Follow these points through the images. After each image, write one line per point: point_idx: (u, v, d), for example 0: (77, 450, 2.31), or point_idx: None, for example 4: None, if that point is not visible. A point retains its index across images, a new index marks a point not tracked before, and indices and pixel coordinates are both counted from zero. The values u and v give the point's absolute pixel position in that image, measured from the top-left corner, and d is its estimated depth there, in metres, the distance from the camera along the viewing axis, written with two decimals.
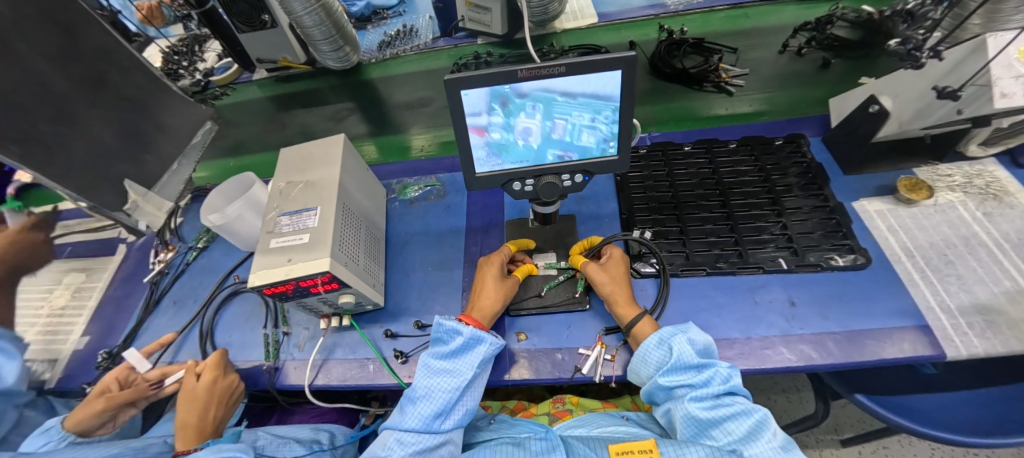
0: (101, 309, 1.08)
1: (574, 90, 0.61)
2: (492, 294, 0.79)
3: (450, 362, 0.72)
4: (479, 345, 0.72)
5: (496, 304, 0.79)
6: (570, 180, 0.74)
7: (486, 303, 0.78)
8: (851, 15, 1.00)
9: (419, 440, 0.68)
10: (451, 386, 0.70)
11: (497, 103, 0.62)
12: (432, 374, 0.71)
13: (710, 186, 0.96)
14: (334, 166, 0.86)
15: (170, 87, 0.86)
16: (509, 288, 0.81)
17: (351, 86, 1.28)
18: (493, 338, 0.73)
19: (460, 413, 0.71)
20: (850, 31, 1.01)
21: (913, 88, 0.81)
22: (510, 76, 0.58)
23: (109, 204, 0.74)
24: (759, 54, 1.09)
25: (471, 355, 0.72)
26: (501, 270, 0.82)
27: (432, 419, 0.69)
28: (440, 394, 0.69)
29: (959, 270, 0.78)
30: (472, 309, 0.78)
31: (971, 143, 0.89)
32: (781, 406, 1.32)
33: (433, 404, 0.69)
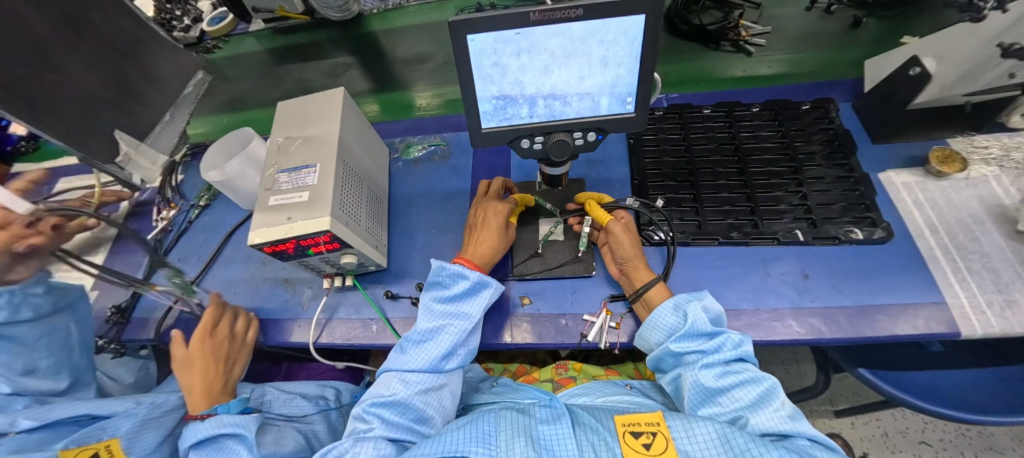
0: (107, 264, 1.08)
1: (594, 40, 0.56)
2: (490, 243, 0.78)
3: (455, 306, 0.72)
4: (485, 290, 0.73)
5: (495, 254, 0.78)
6: (581, 138, 0.70)
7: (484, 251, 0.77)
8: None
9: (424, 380, 0.68)
10: (459, 328, 0.70)
11: (510, 51, 0.57)
12: (438, 316, 0.72)
13: (727, 152, 0.91)
14: (334, 121, 0.82)
15: (157, 32, 0.81)
16: (507, 236, 0.80)
17: (351, 38, 1.21)
18: (496, 283, 0.74)
19: (464, 355, 0.72)
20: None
21: (964, 47, 0.76)
22: (525, 20, 0.52)
23: (100, 156, 0.71)
24: (785, 11, 1.07)
25: (477, 299, 0.73)
26: (505, 219, 0.80)
27: (438, 360, 0.69)
28: (446, 335, 0.70)
29: (986, 247, 0.74)
30: (471, 254, 0.78)
31: (1013, 115, 0.82)
32: (778, 377, 1.33)
33: (440, 346, 0.69)
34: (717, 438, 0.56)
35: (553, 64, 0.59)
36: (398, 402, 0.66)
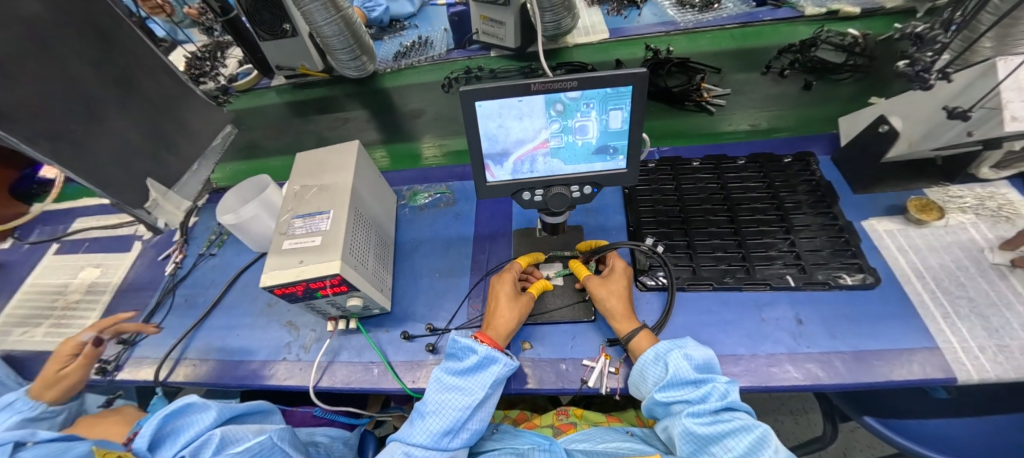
0: (114, 303, 1.11)
1: (589, 105, 0.63)
2: (507, 313, 0.79)
3: (463, 379, 0.72)
4: (494, 365, 0.72)
5: (514, 323, 0.79)
6: (578, 191, 0.75)
7: (501, 322, 0.78)
8: (835, 39, 1.05)
9: (425, 456, 0.68)
10: (462, 404, 0.70)
11: (512, 114, 0.63)
12: (443, 389, 0.72)
13: (717, 202, 0.97)
14: (347, 171, 0.88)
15: (195, 92, 0.89)
16: (523, 303, 0.81)
17: (366, 94, 1.31)
18: (507, 359, 0.73)
19: (469, 432, 0.71)
20: (836, 55, 1.05)
21: (923, 108, 0.83)
22: (523, 89, 0.59)
23: (131, 201, 0.77)
24: (744, 75, 1.15)
25: (485, 374, 0.72)
26: (514, 288, 0.82)
27: (440, 437, 0.69)
28: (450, 410, 0.69)
29: (971, 292, 0.77)
30: (487, 327, 0.78)
31: (983, 167, 0.87)
32: (787, 428, 1.30)
33: (442, 421, 0.69)
34: None
35: (552, 126, 0.65)
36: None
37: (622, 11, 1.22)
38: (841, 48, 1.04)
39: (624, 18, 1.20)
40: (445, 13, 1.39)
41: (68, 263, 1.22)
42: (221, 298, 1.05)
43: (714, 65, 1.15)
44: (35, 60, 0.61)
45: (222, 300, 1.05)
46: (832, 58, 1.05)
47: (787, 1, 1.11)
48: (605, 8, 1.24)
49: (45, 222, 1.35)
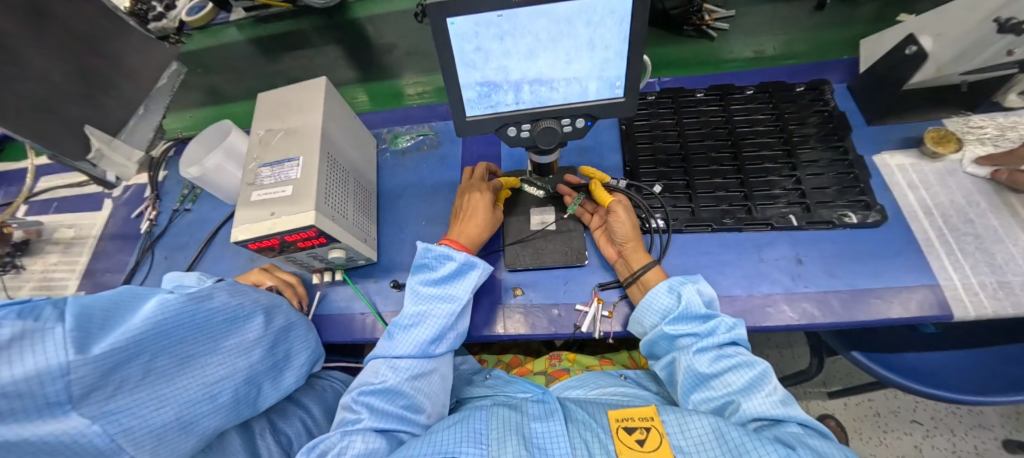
0: (93, 264, 1.07)
1: (577, 19, 0.53)
2: (479, 222, 0.78)
3: (443, 289, 0.72)
4: (472, 271, 0.73)
5: (483, 234, 0.79)
6: (570, 125, 0.68)
7: (470, 230, 0.78)
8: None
9: (413, 365, 0.68)
10: (446, 312, 0.69)
11: (485, 30, 0.54)
12: (424, 300, 0.71)
13: (721, 137, 0.90)
14: (316, 111, 0.79)
15: (127, 22, 0.77)
16: (495, 217, 0.81)
17: (335, 26, 1.16)
18: (485, 264, 0.74)
19: (453, 339, 0.71)
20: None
21: (961, 24, 0.73)
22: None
23: (71, 152, 0.69)
24: None
25: (465, 280, 0.73)
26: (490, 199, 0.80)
27: (427, 345, 0.68)
28: (434, 318, 0.69)
29: (978, 229, 0.74)
30: (458, 235, 0.78)
31: (1010, 92, 0.81)
32: (772, 361, 1.34)
33: (427, 330, 0.69)
34: (712, 434, 0.54)
35: (535, 46, 0.56)
36: (389, 390, 0.65)
37: None
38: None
39: None
40: None
41: (39, 223, 1.16)
42: (202, 254, 1.00)
43: None
44: None
45: (204, 256, 1.00)
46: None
47: None
48: None
49: (6, 182, 1.26)
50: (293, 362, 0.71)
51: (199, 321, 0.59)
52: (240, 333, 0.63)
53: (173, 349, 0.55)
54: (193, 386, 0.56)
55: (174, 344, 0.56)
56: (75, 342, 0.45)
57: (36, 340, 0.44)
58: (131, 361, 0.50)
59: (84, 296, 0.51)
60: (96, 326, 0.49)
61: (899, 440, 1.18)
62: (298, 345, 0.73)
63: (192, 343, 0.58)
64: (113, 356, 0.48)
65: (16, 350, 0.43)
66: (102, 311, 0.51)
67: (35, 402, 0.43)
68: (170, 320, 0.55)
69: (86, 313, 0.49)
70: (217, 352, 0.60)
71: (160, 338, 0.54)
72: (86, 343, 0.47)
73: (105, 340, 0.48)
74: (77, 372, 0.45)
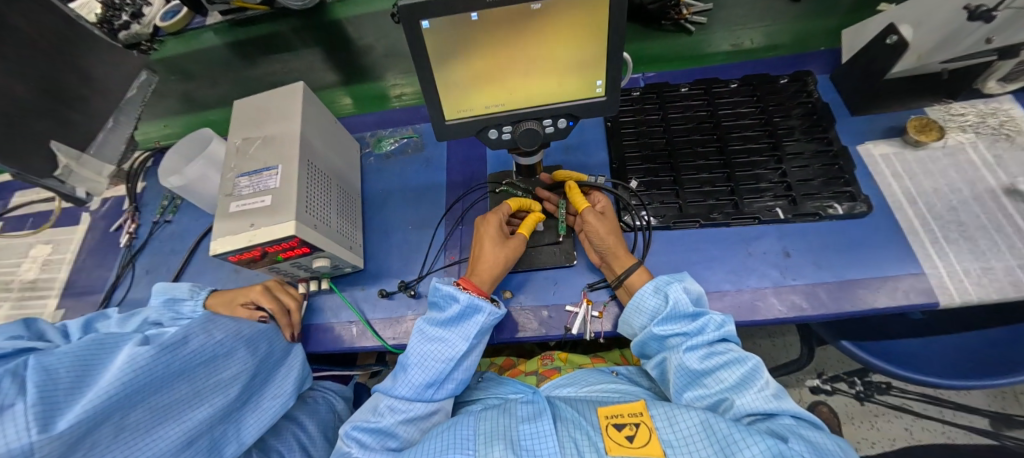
0: (73, 280, 1.04)
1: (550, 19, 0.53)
2: (494, 260, 0.73)
3: (446, 330, 0.69)
4: (478, 315, 0.68)
5: (499, 270, 0.73)
6: (552, 126, 0.67)
7: (486, 269, 0.73)
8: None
9: (411, 409, 0.67)
10: (445, 356, 0.67)
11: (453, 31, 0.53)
12: (427, 341, 0.68)
13: (706, 131, 0.90)
14: (294, 118, 0.78)
15: (92, 32, 0.75)
16: (514, 249, 0.75)
17: (314, 28, 1.14)
18: (492, 307, 0.69)
19: (454, 382, 0.69)
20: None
21: (939, 12, 0.73)
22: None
23: (36, 170, 0.66)
24: None
25: (469, 324, 0.69)
26: (500, 231, 0.76)
27: (424, 389, 0.68)
28: (434, 363, 0.67)
29: (962, 216, 0.75)
30: (471, 273, 0.74)
31: (990, 79, 0.82)
32: (764, 350, 1.35)
33: (425, 374, 0.67)
34: (701, 427, 0.54)
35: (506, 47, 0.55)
36: (382, 430, 0.65)
37: None
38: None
39: None
40: None
41: (16, 240, 1.12)
42: (184, 266, 0.98)
43: None
44: None
45: (186, 268, 0.98)
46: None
47: None
48: None
49: None
50: (273, 389, 0.70)
51: (174, 369, 0.56)
52: (219, 372, 0.61)
53: (149, 402, 0.53)
54: (173, 435, 0.54)
55: (149, 396, 0.53)
56: (39, 420, 0.43)
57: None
58: (103, 424, 0.48)
59: (43, 358, 0.48)
60: (59, 394, 0.46)
61: (891, 424, 1.20)
62: (276, 372, 0.72)
63: (167, 391, 0.55)
64: (83, 426, 0.45)
65: None
66: (65, 376, 0.48)
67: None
68: (144, 375, 0.52)
69: (49, 378, 0.46)
70: (196, 396, 0.58)
71: (133, 394, 0.51)
72: (50, 418, 0.44)
73: (71, 411, 0.45)
74: (44, 451, 0.42)
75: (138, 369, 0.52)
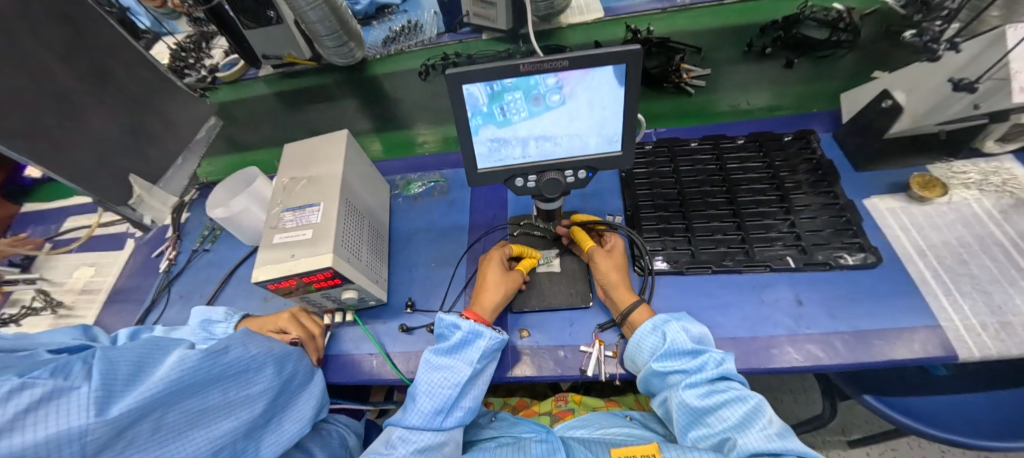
0: (111, 302, 1.10)
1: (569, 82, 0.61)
2: (497, 290, 0.80)
3: (452, 358, 0.72)
4: (479, 340, 0.72)
5: (500, 299, 0.79)
6: (572, 177, 0.74)
7: (489, 298, 0.79)
8: (819, 14, 0.98)
9: (422, 437, 0.68)
10: (451, 382, 0.69)
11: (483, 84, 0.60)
12: (432, 369, 0.71)
13: (716, 183, 0.95)
14: (337, 162, 0.86)
15: (175, 84, 0.86)
16: (512, 283, 0.82)
17: (356, 82, 1.27)
18: (492, 332, 0.72)
19: (462, 410, 0.71)
20: (819, 32, 0.99)
21: (927, 82, 0.80)
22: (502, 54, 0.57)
23: (115, 198, 0.75)
24: (725, 54, 1.08)
25: (471, 350, 0.72)
26: (504, 264, 0.83)
27: (434, 416, 0.69)
28: (439, 390, 0.69)
29: (973, 269, 0.76)
30: (473, 304, 0.79)
31: (987, 140, 0.86)
32: (786, 407, 1.30)
33: (433, 401, 0.69)
34: None
35: (528, 106, 0.63)
36: None
37: None
38: (825, 24, 0.98)
39: None
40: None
41: (63, 261, 1.20)
42: (217, 293, 1.04)
43: (695, 44, 1.07)
44: (6, 54, 0.59)
45: (219, 295, 1.04)
46: (816, 35, 1.00)
47: None
48: None
49: (36, 221, 1.33)
50: (295, 410, 0.71)
51: (213, 375, 0.59)
52: (250, 385, 0.63)
53: (186, 404, 0.55)
54: (201, 441, 0.55)
55: (187, 398, 0.56)
56: (96, 404, 0.46)
57: (61, 401, 0.45)
58: (144, 419, 0.50)
59: (110, 349, 0.52)
60: (118, 384, 0.49)
61: None
62: (300, 394, 0.73)
63: (203, 396, 0.57)
64: (130, 416, 0.48)
65: (42, 411, 0.44)
66: (124, 366, 0.51)
67: None
68: (189, 376, 0.55)
69: (113, 367, 0.50)
70: (227, 407, 0.59)
71: (175, 393, 0.54)
72: (105, 403, 0.47)
73: (123, 400, 0.48)
74: (94, 434, 0.45)
75: (186, 370, 0.55)
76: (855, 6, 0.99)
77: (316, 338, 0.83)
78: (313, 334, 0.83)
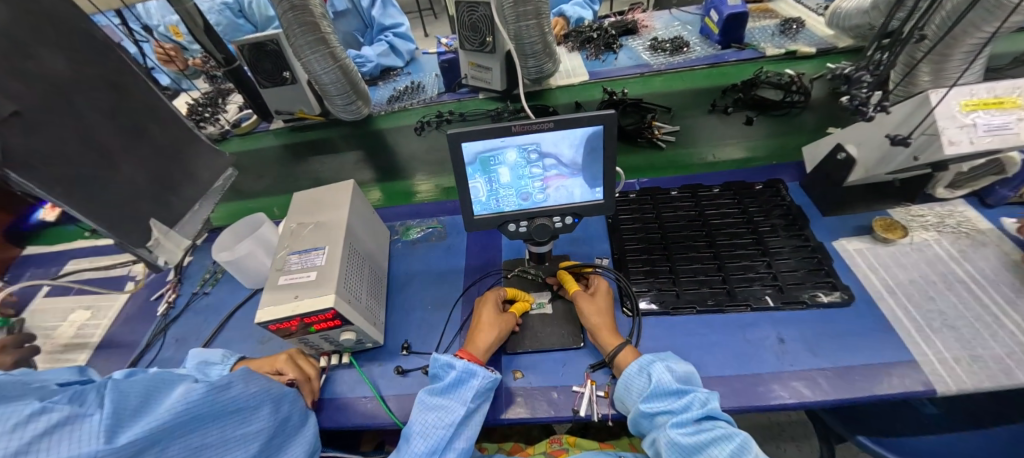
0: (103, 345, 1.10)
1: (549, 178, 0.75)
2: (492, 331, 0.83)
3: (445, 398, 0.74)
4: (473, 379, 0.74)
5: (494, 342, 0.82)
6: (561, 222, 0.79)
7: (482, 338, 0.82)
8: (774, 79, 1.21)
9: None
10: (445, 422, 0.70)
11: (478, 185, 0.74)
12: (427, 409, 0.73)
13: (696, 228, 1.02)
14: (343, 209, 0.92)
15: (200, 137, 0.94)
16: (506, 326, 0.85)
17: (361, 136, 1.37)
18: (486, 372, 0.75)
19: (456, 452, 0.70)
20: (775, 93, 1.22)
21: (873, 137, 0.89)
22: (490, 161, 0.72)
23: (134, 240, 0.79)
24: (691, 114, 1.29)
25: (465, 390, 0.73)
26: (497, 307, 0.87)
27: None
28: (434, 430, 0.69)
29: (940, 305, 0.81)
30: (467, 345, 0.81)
31: (938, 186, 0.96)
32: (789, 455, 1.27)
33: (427, 441, 0.69)
34: None
35: (519, 198, 0.77)
36: None
37: (600, 55, 1.30)
38: (779, 87, 1.21)
39: (601, 61, 1.28)
40: (434, 62, 1.50)
41: (58, 304, 1.21)
42: (214, 335, 1.05)
43: (665, 105, 1.29)
44: (55, 113, 0.67)
45: (215, 337, 1.05)
46: (772, 96, 1.23)
47: (750, 45, 1.20)
48: (584, 53, 1.32)
49: (36, 264, 1.35)
50: (288, 452, 0.70)
51: (214, 411, 0.60)
52: (245, 424, 0.64)
53: (186, 439, 0.57)
54: None
55: (186, 434, 0.57)
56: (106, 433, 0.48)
57: (75, 429, 0.48)
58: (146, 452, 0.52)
59: (122, 381, 0.55)
60: (125, 415, 0.52)
61: None
62: (293, 437, 0.72)
63: (202, 433, 0.58)
64: (137, 446, 0.50)
65: (56, 437, 0.47)
66: (134, 397, 0.54)
67: None
68: (192, 410, 0.57)
69: (124, 398, 0.53)
70: (223, 445, 0.60)
71: (177, 427, 0.55)
72: (115, 432, 0.50)
73: (131, 430, 0.51)
74: None
75: (189, 403, 0.57)
76: (805, 71, 1.20)
77: (311, 382, 0.84)
78: (308, 378, 0.84)
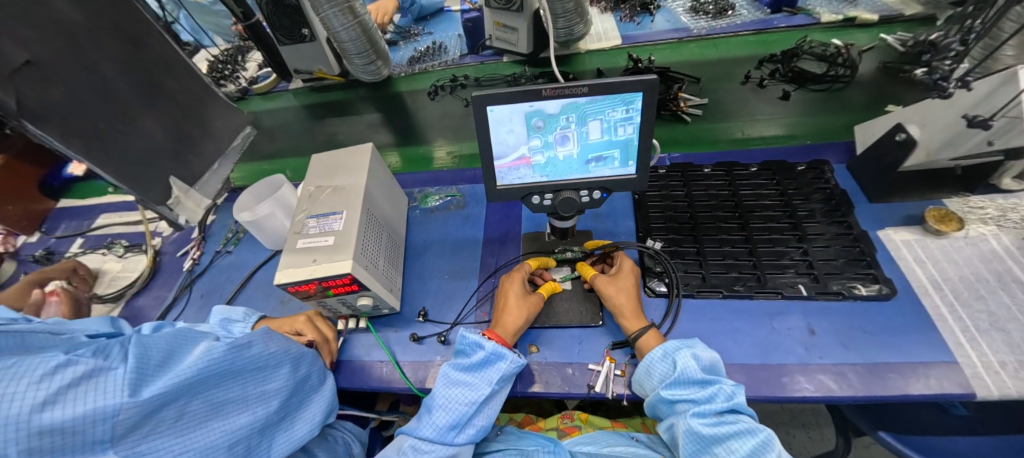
0: (133, 296, 1.14)
1: (613, 142, 0.69)
2: (519, 313, 0.80)
3: (470, 375, 0.73)
4: (501, 361, 0.73)
5: (521, 321, 0.80)
6: (587, 196, 0.76)
7: (510, 321, 0.79)
8: (818, 50, 1.09)
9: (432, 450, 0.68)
10: (469, 400, 0.70)
11: (535, 145, 0.69)
12: (450, 384, 0.73)
13: (728, 209, 0.96)
14: (361, 173, 0.90)
15: (217, 94, 0.92)
16: (533, 304, 0.82)
17: (380, 98, 1.33)
18: (514, 356, 0.74)
19: (474, 428, 0.71)
20: (816, 65, 1.09)
21: (942, 118, 0.82)
22: (552, 123, 0.66)
23: (155, 198, 0.80)
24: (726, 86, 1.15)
25: (491, 371, 0.73)
26: (524, 287, 0.83)
27: (447, 430, 0.70)
28: (455, 405, 0.70)
29: (992, 305, 0.75)
30: (495, 326, 0.80)
31: (1004, 177, 0.88)
32: (800, 442, 1.26)
33: (449, 415, 0.70)
34: None
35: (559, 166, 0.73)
36: None
37: (635, 17, 1.20)
38: (822, 58, 1.08)
39: (636, 24, 1.18)
40: (460, 20, 1.41)
41: (91, 255, 1.26)
42: (236, 293, 1.07)
43: (693, 75, 1.15)
44: (72, 64, 0.66)
45: (238, 295, 1.07)
46: (813, 68, 1.10)
47: (803, 8, 1.08)
48: (617, 14, 1.22)
49: (70, 217, 1.40)
50: (306, 411, 0.71)
51: (235, 368, 0.61)
52: (264, 383, 0.64)
53: (208, 394, 0.58)
54: (217, 431, 0.57)
55: (209, 389, 0.58)
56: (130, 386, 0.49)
57: (100, 381, 0.49)
58: (169, 405, 0.53)
59: (144, 337, 0.55)
60: (149, 370, 0.53)
61: None
62: (311, 396, 0.74)
63: (223, 388, 0.60)
64: (160, 400, 0.51)
65: (83, 387, 0.48)
66: (156, 352, 0.55)
67: (85, 441, 0.46)
68: (212, 367, 0.58)
69: (146, 354, 0.54)
70: (244, 401, 0.61)
71: (198, 383, 0.56)
72: (138, 386, 0.51)
73: (154, 384, 0.52)
74: (126, 413, 0.48)
75: (210, 360, 0.57)
76: (856, 42, 1.08)
77: (328, 343, 0.85)
78: (325, 338, 0.85)
